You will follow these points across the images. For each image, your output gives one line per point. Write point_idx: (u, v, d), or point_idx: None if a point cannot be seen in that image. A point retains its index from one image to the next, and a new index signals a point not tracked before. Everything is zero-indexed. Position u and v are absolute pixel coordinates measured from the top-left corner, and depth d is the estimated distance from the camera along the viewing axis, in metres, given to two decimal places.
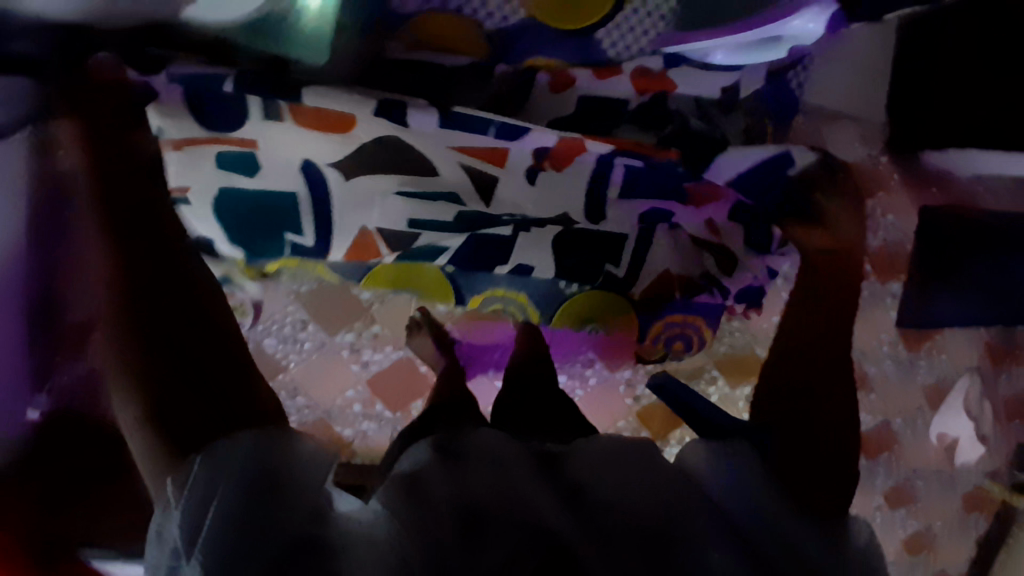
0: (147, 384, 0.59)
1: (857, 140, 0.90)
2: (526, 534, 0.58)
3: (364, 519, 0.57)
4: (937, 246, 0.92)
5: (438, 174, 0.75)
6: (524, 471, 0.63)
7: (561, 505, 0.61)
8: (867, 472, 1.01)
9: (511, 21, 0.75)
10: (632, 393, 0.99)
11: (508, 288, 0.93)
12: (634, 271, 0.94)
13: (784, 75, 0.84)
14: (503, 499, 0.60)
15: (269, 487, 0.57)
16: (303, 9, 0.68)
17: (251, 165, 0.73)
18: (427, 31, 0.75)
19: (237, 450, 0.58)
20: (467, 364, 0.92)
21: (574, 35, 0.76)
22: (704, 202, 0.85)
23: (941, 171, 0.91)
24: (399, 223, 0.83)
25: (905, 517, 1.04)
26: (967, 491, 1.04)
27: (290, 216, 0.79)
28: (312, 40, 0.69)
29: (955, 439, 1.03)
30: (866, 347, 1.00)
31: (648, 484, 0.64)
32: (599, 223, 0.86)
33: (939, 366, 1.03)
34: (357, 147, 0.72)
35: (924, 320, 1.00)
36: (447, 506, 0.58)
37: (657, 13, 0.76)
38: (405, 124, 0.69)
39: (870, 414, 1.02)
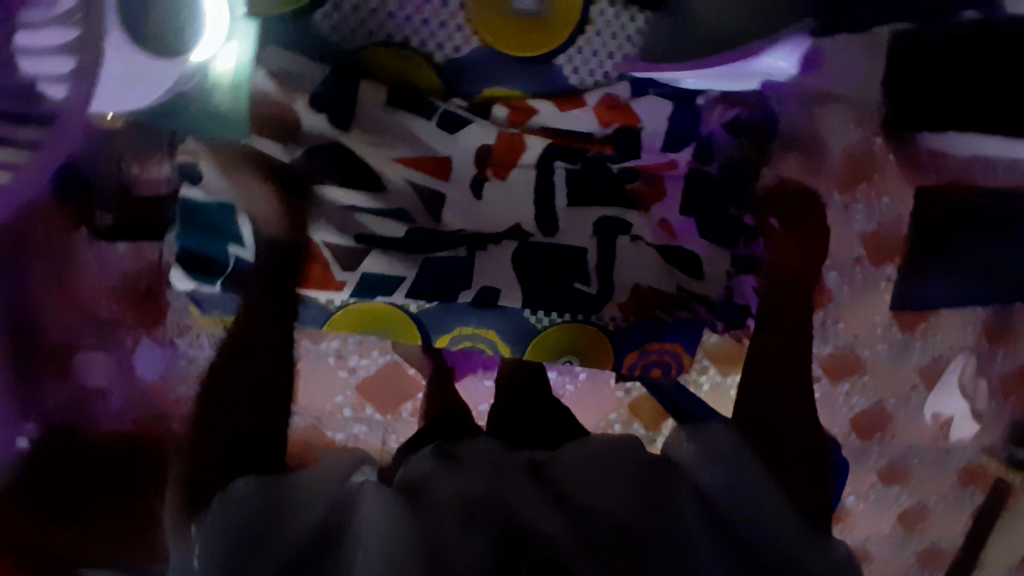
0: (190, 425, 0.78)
1: (850, 125, 0.89)
2: (513, 538, 0.67)
3: (378, 516, 0.69)
4: (927, 227, 0.88)
5: (387, 187, 0.87)
6: (521, 477, 0.74)
7: (554, 513, 0.70)
8: (856, 454, 1.00)
9: (466, 51, 0.86)
10: (623, 385, 0.91)
11: (477, 326, 0.87)
12: (607, 287, 0.90)
13: (767, 94, 0.91)
14: (504, 512, 0.69)
15: (276, 522, 0.70)
16: (213, 85, 0.78)
17: (199, 172, 0.79)
18: (383, 64, 0.86)
19: (242, 489, 0.72)
20: (453, 366, 0.89)
21: (530, 59, 0.87)
22: (648, 199, 0.93)
23: (937, 151, 0.85)
24: (348, 242, 0.84)
25: (900, 493, 1.02)
26: (961, 465, 1.00)
27: (231, 230, 0.80)
28: (232, 115, 0.80)
29: (950, 417, 0.99)
30: (857, 330, 0.96)
31: (640, 486, 0.73)
32: (555, 236, 0.91)
33: (934, 346, 0.96)
34: (294, 154, 0.84)
35: (917, 300, 0.94)
36: (447, 509, 0.69)
37: (614, 42, 0.88)
38: (346, 129, 0.86)
39: (860, 395, 0.99)
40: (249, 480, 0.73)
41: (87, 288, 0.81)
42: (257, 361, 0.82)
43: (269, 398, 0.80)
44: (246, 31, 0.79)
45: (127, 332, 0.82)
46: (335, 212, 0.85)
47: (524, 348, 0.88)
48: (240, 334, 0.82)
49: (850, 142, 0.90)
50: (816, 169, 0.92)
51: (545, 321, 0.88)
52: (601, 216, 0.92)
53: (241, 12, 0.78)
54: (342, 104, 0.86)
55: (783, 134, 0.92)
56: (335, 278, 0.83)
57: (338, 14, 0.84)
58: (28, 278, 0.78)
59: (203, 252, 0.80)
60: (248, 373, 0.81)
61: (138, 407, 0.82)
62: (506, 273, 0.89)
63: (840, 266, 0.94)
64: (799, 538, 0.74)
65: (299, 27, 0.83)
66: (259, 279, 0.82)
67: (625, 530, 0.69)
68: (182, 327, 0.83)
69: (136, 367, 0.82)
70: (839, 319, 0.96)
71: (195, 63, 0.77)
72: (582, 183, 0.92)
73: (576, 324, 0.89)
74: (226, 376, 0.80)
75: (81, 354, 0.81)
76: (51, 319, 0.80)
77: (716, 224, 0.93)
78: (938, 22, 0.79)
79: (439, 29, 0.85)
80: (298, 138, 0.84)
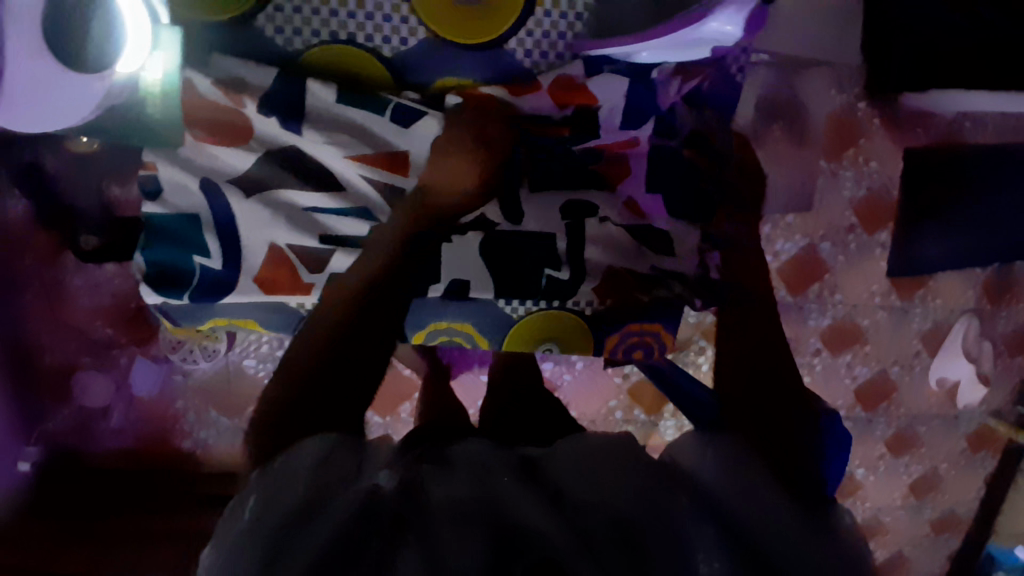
0: (311, 365, 0.52)
1: (830, 90, 0.83)
2: (500, 536, 0.43)
3: (408, 528, 0.44)
4: (917, 190, 0.87)
5: (341, 186, 0.68)
6: (509, 471, 0.51)
7: (545, 507, 0.47)
8: (861, 424, 1.01)
9: (412, 42, 0.71)
10: (621, 370, 0.94)
11: (451, 319, 0.74)
12: (579, 271, 0.73)
13: (726, 61, 0.76)
14: (490, 506, 0.47)
15: (345, 487, 0.47)
16: (145, 97, 0.63)
17: (159, 185, 0.65)
18: (334, 59, 0.70)
19: (300, 463, 0.47)
20: (451, 365, 0.88)
21: (486, 45, 0.71)
22: (614, 179, 0.74)
23: (924, 110, 0.83)
24: (308, 242, 0.68)
25: (910, 463, 1.04)
26: (971, 431, 1.02)
27: (195, 238, 0.66)
28: (165, 126, 0.64)
29: (956, 382, 0.98)
30: (854, 300, 0.95)
31: (632, 481, 0.50)
32: (519, 225, 0.72)
33: (935, 310, 0.96)
34: (257, 155, 0.66)
35: (912, 265, 0.92)
36: (442, 509, 0.45)
37: (570, 16, 0.72)
38: (300, 131, 0.66)
39: (863, 365, 0.98)
40: (319, 445, 0.49)
41: (80, 310, 0.79)
42: (372, 333, 0.56)
43: (355, 389, 0.52)
44: (172, 38, 0.63)
45: (123, 352, 0.81)
46: (269, 211, 0.67)
47: (501, 338, 0.76)
48: (354, 308, 0.57)
49: (834, 110, 0.84)
50: (798, 140, 0.84)
51: (521, 309, 0.75)
52: (565, 201, 0.73)
53: (164, 18, 0.62)
54: (293, 99, 0.65)
55: (762, 104, 0.80)
56: (302, 280, 0.68)
57: (282, 15, 0.68)
58: (23, 302, 0.78)
59: (169, 265, 0.67)
60: (358, 353, 0.54)
61: (140, 425, 0.84)
62: (474, 261, 0.71)
63: (834, 236, 0.92)
64: (803, 535, 0.47)
65: (242, 35, 0.68)
66: (231, 288, 0.68)
67: (627, 527, 0.46)
68: (174, 343, 0.81)
69: (134, 384, 0.83)
70: (836, 290, 0.95)
71: (123, 76, 0.59)
72: (543, 169, 0.72)
73: (554, 311, 0.74)
74: (350, 349, 0.54)
75: (80, 373, 0.81)
76: (49, 342, 0.80)
77: (675, 195, 0.73)
78: (947, 17, 0.68)
79: (383, 20, 0.70)
80: (250, 141, 0.66)
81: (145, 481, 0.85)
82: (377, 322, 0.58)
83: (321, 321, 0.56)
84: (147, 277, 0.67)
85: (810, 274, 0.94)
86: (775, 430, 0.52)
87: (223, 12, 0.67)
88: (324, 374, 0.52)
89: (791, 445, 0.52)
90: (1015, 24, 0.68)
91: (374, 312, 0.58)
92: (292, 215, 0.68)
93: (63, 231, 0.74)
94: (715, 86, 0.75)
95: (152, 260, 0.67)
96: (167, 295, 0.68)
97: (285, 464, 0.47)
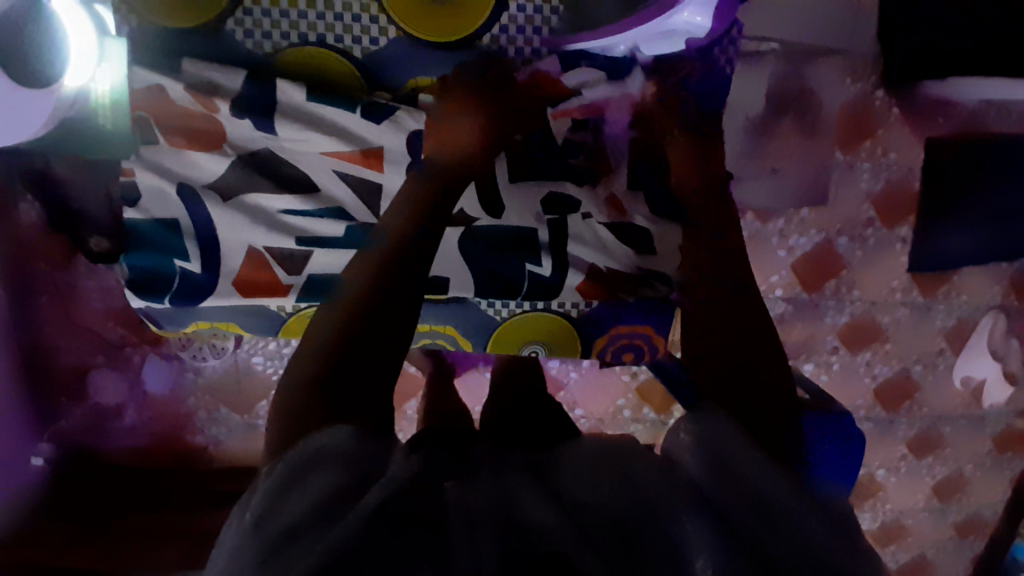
0: (332, 353, 0.45)
1: (844, 78, 0.78)
2: (508, 533, 0.41)
3: (425, 531, 0.41)
4: (938, 180, 0.82)
5: (315, 188, 0.68)
6: (521, 474, 0.49)
7: (547, 501, 0.44)
8: (882, 425, 0.96)
9: (382, 41, 0.68)
10: (629, 369, 0.91)
11: (433, 322, 0.76)
12: (562, 267, 0.71)
13: (712, 51, 0.73)
14: (504, 511, 0.43)
15: (369, 487, 0.42)
16: (96, 108, 0.67)
17: (137, 191, 0.66)
18: (302, 59, 0.68)
19: (315, 460, 0.42)
20: (455, 365, 0.87)
21: (459, 44, 0.69)
22: (596, 174, 0.72)
23: (944, 97, 0.79)
24: (285, 244, 0.68)
25: (933, 464, 0.99)
26: (998, 431, 0.98)
27: (176, 243, 0.67)
28: (117, 134, 0.68)
29: (982, 381, 0.93)
30: (873, 298, 0.90)
31: (640, 480, 0.47)
32: (500, 218, 0.70)
33: (960, 306, 0.91)
34: (230, 159, 0.66)
35: (933, 258, 0.87)
36: (451, 512, 0.43)
37: (546, 10, 0.70)
38: (275, 133, 0.66)
39: (884, 364, 0.93)
40: (336, 444, 0.42)
41: (91, 311, 0.80)
42: (389, 325, 0.47)
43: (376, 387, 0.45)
44: (119, 50, 0.65)
45: (135, 351, 0.83)
46: (249, 216, 0.67)
47: (486, 341, 0.78)
48: (371, 301, 0.47)
49: (850, 99, 0.79)
50: (810, 133, 0.80)
51: (505, 312, 0.76)
52: (548, 191, 0.71)
53: (112, 29, 0.64)
54: (266, 98, 0.66)
55: (773, 94, 0.78)
56: (280, 282, 0.69)
57: (252, 19, 0.66)
58: (36, 304, 0.79)
59: (148, 271, 0.68)
60: (376, 350, 0.46)
61: (152, 423, 0.86)
62: (453, 258, 0.70)
63: (851, 230, 0.86)
64: (801, 513, 0.43)
65: (210, 42, 0.66)
66: (211, 291, 0.69)
67: (626, 524, 0.43)
68: (184, 342, 0.83)
69: (146, 383, 0.84)
70: (853, 287, 0.89)
71: (72, 89, 0.64)
72: (525, 159, 0.70)
73: (534, 314, 0.76)
74: (365, 343, 0.45)
75: (93, 373, 0.83)
76: (63, 342, 0.81)
77: (658, 186, 0.70)
78: (947, 17, 0.71)
79: (353, 20, 0.67)
80: (224, 146, 0.66)
81: (153, 480, 0.86)
82: (394, 314, 0.47)
83: (338, 308, 0.48)
84: (126, 281, 0.68)
85: (826, 269, 0.88)
86: (761, 419, 0.49)
87: (190, 16, 0.65)
88: (341, 367, 0.45)
89: (778, 437, 0.48)
90: (1014, 24, 0.70)
91: (397, 301, 0.48)
92: (268, 216, 0.68)
93: (69, 235, 0.75)
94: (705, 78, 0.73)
95: (139, 263, 0.68)
96: (146, 299, 0.69)
97: (295, 459, 0.41)
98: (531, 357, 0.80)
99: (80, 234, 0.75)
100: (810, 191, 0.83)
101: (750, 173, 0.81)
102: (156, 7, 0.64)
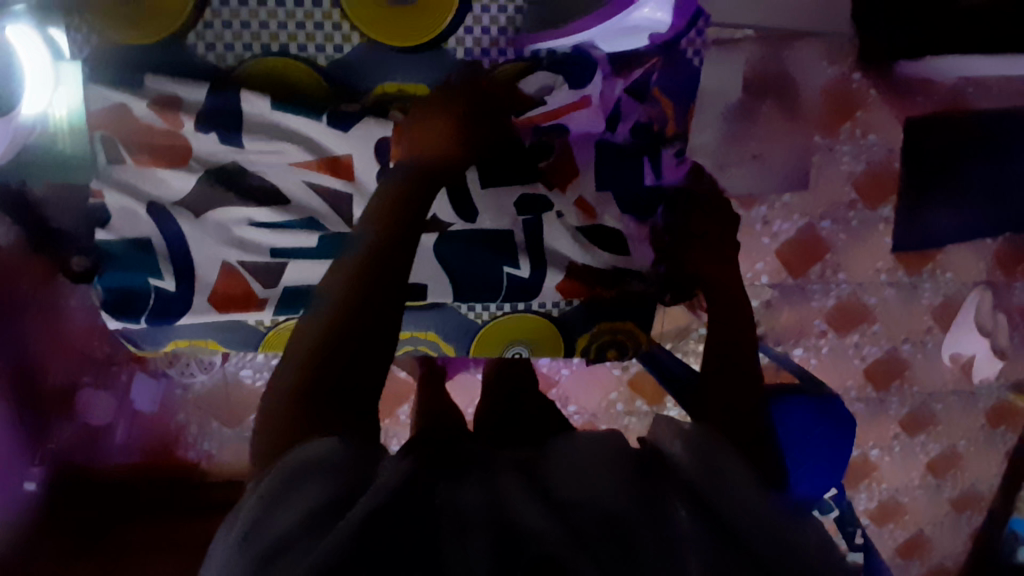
0: (317, 361, 0.46)
1: (823, 61, 0.78)
2: (497, 535, 0.41)
3: (417, 534, 0.41)
4: (918, 159, 0.82)
5: (287, 200, 0.67)
6: (507, 471, 0.49)
7: (534, 501, 0.44)
8: (874, 405, 0.95)
9: (347, 49, 0.69)
10: (621, 362, 0.90)
11: (413, 328, 0.75)
12: (541, 263, 0.71)
13: (678, 45, 0.73)
14: (491, 510, 0.44)
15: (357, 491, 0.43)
16: (54, 133, 0.67)
17: (108, 212, 0.65)
18: (266, 70, 0.68)
19: (304, 466, 0.43)
20: (446, 367, 0.85)
21: (422, 47, 0.70)
22: (565, 175, 0.71)
23: (922, 78, 0.79)
24: (261, 257, 0.67)
25: (927, 441, 0.97)
26: (990, 405, 0.95)
27: (150, 260, 0.66)
28: (72, 158, 0.68)
29: (971, 358, 0.91)
30: (860, 279, 0.88)
31: (622, 477, 0.48)
32: (472, 222, 0.70)
33: (945, 284, 0.89)
34: (198, 174, 0.66)
35: (920, 237, 0.86)
36: (434, 513, 0.43)
37: (510, 9, 0.71)
38: (242, 143, 0.66)
39: (873, 344, 0.91)
40: (324, 453, 0.43)
41: (77, 328, 0.79)
42: (378, 329, 0.48)
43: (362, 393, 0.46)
44: (74, 72, 0.66)
45: (123, 368, 0.82)
46: (221, 229, 0.67)
47: (468, 345, 0.77)
48: (359, 310, 0.48)
49: (829, 82, 0.79)
50: (791, 113, 0.79)
51: (485, 314, 0.76)
52: (521, 195, 0.70)
53: (67, 53, 0.66)
54: (229, 108, 0.66)
55: (749, 81, 0.77)
56: (257, 296, 0.68)
57: (213, 32, 0.67)
58: (25, 325, 0.76)
59: (124, 289, 0.67)
60: (363, 355, 0.46)
61: (145, 438, 0.85)
62: (429, 263, 0.70)
63: (834, 213, 0.85)
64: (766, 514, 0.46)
65: (173, 55, 0.67)
66: (187, 307, 0.68)
67: (618, 524, 0.43)
68: (171, 357, 0.82)
69: (135, 401, 0.84)
70: (839, 269, 0.88)
71: (29, 115, 0.65)
72: (492, 167, 0.69)
73: (518, 314, 0.75)
74: (358, 355, 0.46)
75: (83, 391, 0.82)
76: (51, 361, 0.79)
77: (625, 191, 0.72)
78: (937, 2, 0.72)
79: (316, 28, 0.68)
80: (190, 161, 0.66)
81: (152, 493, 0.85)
82: (385, 320, 0.49)
83: (326, 315, 0.48)
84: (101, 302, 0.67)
85: (810, 254, 0.87)
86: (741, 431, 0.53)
87: (148, 35, 0.66)
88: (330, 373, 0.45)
89: (759, 447, 0.53)
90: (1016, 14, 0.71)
91: (383, 306, 0.49)
92: (240, 226, 0.67)
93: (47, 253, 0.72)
94: (669, 75, 0.74)
95: (120, 280, 0.66)
96: (123, 318, 0.67)
97: (284, 467, 0.43)
98: (515, 358, 0.79)
99: (58, 251, 0.72)
100: (793, 174, 0.82)
101: (733, 161, 0.79)
102: (112, 22, 0.65)
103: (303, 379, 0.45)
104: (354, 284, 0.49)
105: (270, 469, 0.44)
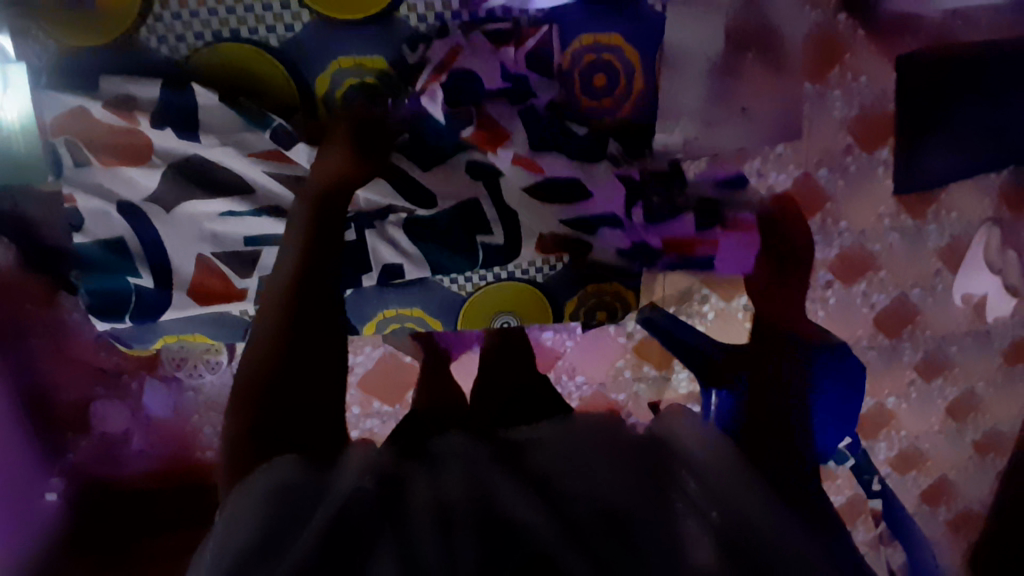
0: (275, 362, 0.54)
1: (803, 6, 0.74)
2: (487, 530, 0.49)
3: (429, 540, 0.47)
4: (914, 96, 0.77)
5: (251, 189, 0.69)
6: (492, 467, 0.55)
7: (525, 494, 0.52)
8: (885, 353, 0.90)
9: (298, 29, 0.67)
10: (624, 331, 0.86)
11: (399, 305, 0.77)
12: (511, 228, 0.73)
13: None
14: (482, 507, 0.51)
15: (315, 502, 0.49)
16: (7, 137, 0.66)
17: (80, 216, 0.68)
18: (219, 55, 0.67)
19: (268, 477, 0.49)
20: (449, 347, 0.81)
21: (373, 19, 0.68)
22: (492, 136, 0.72)
23: (907, 13, 0.75)
24: (235, 246, 0.70)
25: (943, 386, 0.92)
26: (1006, 344, 0.89)
27: (127, 260, 0.69)
28: (27, 158, 0.67)
29: (983, 298, 0.86)
30: (860, 227, 0.84)
31: (605, 468, 0.54)
32: (430, 211, 0.71)
33: (952, 225, 0.84)
34: (160, 169, 0.67)
35: (918, 178, 0.82)
36: (419, 513, 0.50)
37: None
38: (199, 138, 0.67)
39: (880, 292, 0.87)
40: (279, 462, 0.51)
41: (81, 344, 0.79)
42: (316, 327, 0.59)
43: (307, 383, 0.55)
44: (22, 76, 0.65)
45: (133, 376, 0.81)
46: (194, 224, 0.69)
47: (454, 319, 0.78)
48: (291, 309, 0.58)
49: (812, 25, 0.75)
50: (774, 66, 0.75)
51: (468, 286, 0.78)
52: (468, 164, 0.71)
53: (14, 55, 0.64)
54: (184, 103, 0.66)
55: (733, 34, 0.73)
56: (235, 286, 0.71)
57: (163, 25, 0.66)
58: (30, 347, 0.77)
59: (105, 293, 0.71)
60: (314, 349, 0.57)
61: (162, 445, 0.84)
62: (400, 243, 0.72)
63: (831, 160, 0.81)
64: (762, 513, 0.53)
65: (127, 54, 0.66)
66: (168, 301, 0.71)
67: (616, 516, 0.50)
68: (178, 361, 0.81)
69: (148, 408, 0.82)
70: (840, 219, 0.84)
71: None
72: (421, 145, 0.70)
73: (500, 282, 0.78)
74: (300, 356, 0.56)
75: (96, 405, 0.81)
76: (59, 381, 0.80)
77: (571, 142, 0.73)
78: None
79: (265, 9, 0.67)
80: (153, 157, 0.67)
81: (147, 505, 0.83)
82: (314, 317, 0.59)
83: (264, 337, 0.56)
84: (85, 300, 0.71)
85: (809, 206, 0.83)
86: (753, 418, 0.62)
87: (99, 37, 0.65)
88: (270, 392, 0.53)
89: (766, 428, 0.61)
90: None
91: (322, 299, 0.61)
92: (212, 221, 0.69)
93: (45, 271, 0.73)
94: (631, 27, 0.72)
95: (113, 280, 0.70)
96: (110, 317, 0.72)
97: (257, 479, 0.49)
98: (504, 328, 0.80)
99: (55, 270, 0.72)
100: (784, 126, 0.78)
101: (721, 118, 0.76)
102: (64, 27, 0.64)
103: (248, 380, 0.54)
104: (289, 294, 0.59)
105: (230, 491, 0.50)
